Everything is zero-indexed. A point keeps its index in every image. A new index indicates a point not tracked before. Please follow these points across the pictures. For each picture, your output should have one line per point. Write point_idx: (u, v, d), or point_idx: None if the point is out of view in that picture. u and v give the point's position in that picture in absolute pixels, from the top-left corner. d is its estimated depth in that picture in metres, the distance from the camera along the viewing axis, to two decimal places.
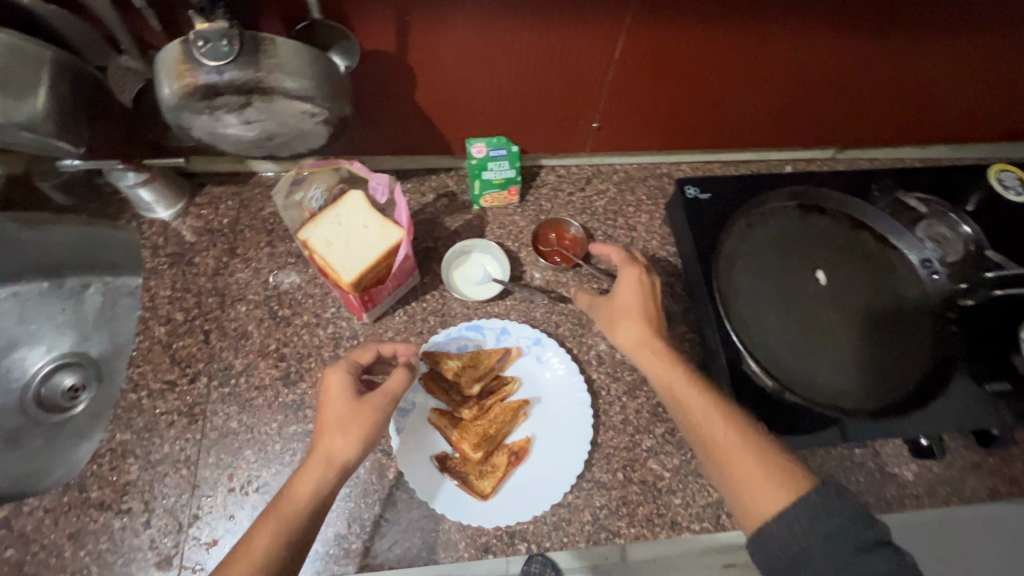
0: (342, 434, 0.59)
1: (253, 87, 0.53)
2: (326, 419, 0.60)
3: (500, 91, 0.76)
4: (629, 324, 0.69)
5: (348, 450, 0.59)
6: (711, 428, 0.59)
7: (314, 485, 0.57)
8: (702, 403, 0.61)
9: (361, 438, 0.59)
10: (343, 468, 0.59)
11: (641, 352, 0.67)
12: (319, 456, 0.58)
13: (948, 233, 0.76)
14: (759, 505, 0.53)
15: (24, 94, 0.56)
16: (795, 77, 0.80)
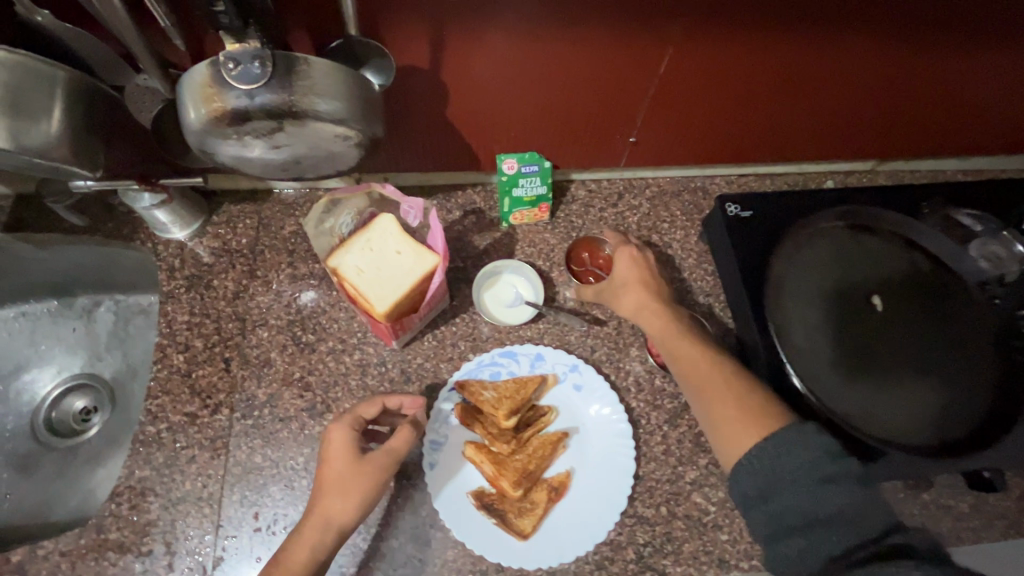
0: (341, 498, 0.59)
1: (285, 110, 0.49)
2: (327, 478, 0.60)
3: (535, 106, 0.72)
4: (627, 285, 0.73)
5: (348, 515, 0.59)
6: (694, 368, 0.62)
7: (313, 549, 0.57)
8: (692, 350, 0.64)
9: (360, 501, 0.59)
10: (342, 531, 0.59)
11: (638, 312, 0.71)
12: (318, 516, 0.59)
13: (1002, 253, 0.73)
14: (736, 435, 0.56)
15: (37, 118, 0.52)
16: (844, 89, 0.76)
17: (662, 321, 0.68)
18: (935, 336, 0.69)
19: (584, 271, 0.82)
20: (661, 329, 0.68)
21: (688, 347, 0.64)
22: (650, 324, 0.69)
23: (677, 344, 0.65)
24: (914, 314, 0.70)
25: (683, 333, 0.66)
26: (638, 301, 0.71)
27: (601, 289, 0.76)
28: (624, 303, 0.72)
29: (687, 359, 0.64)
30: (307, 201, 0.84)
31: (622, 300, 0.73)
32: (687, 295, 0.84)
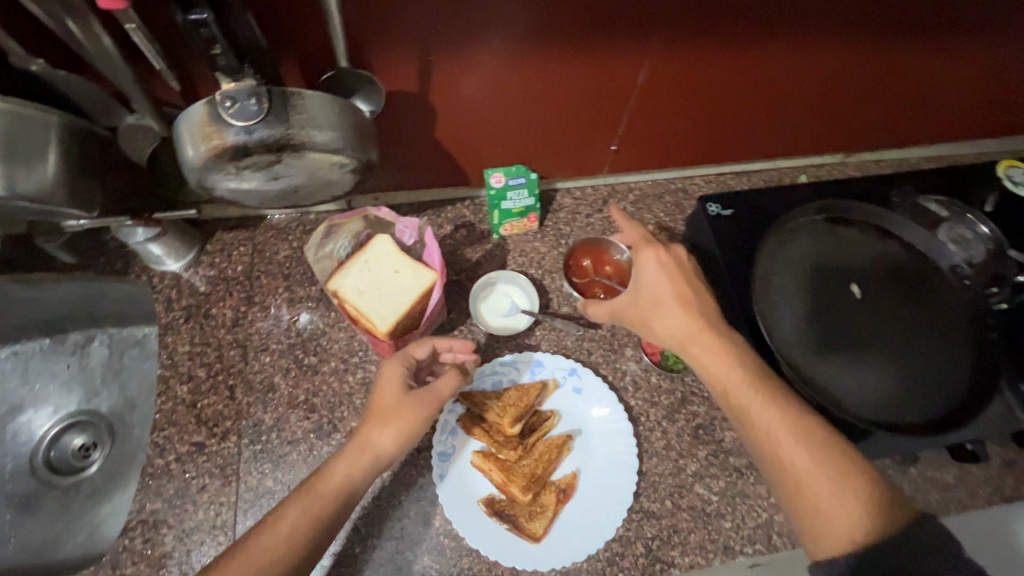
0: (385, 428, 0.59)
1: (283, 144, 0.50)
2: (377, 409, 0.60)
3: (520, 121, 0.74)
4: (668, 321, 0.65)
5: (390, 445, 0.59)
6: (776, 445, 0.55)
7: (351, 473, 0.57)
8: (774, 416, 0.56)
9: (403, 435, 0.60)
10: (377, 460, 0.59)
11: (695, 357, 0.63)
12: (360, 444, 0.59)
13: (968, 235, 0.76)
14: (829, 536, 0.51)
15: (34, 164, 0.53)
16: (811, 88, 0.80)
17: (726, 369, 0.60)
18: (912, 319, 0.72)
19: (590, 282, 0.83)
20: (730, 380, 0.60)
21: (770, 412, 0.56)
22: (710, 369, 0.61)
23: (758, 414, 0.57)
24: (892, 299, 0.73)
25: (758, 394, 0.58)
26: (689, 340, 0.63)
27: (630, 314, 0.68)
28: (667, 336, 0.65)
29: (769, 429, 0.56)
30: (300, 225, 0.85)
31: (668, 337, 0.65)
32: None
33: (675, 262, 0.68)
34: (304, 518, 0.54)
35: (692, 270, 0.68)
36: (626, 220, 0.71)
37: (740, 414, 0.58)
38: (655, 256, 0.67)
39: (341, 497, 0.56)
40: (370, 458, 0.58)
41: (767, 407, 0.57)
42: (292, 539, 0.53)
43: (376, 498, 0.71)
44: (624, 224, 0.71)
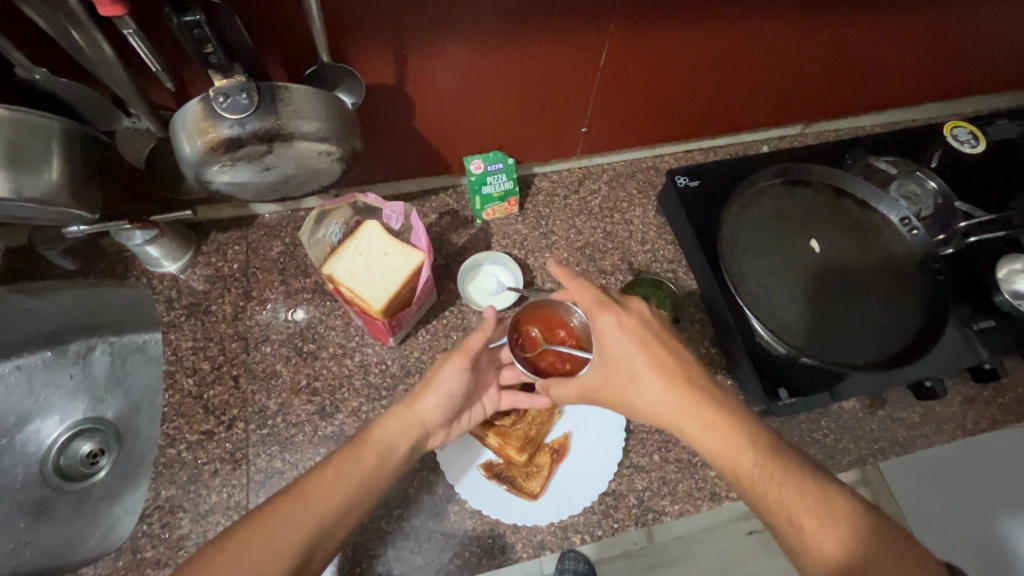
0: (428, 392, 0.65)
1: (274, 134, 0.55)
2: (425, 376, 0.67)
3: (494, 108, 0.79)
4: (645, 395, 0.63)
5: (432, 409, 0.66)
6: (799, 523, 0.54)
7: (393, 430, 0.63)
8: (790, 496, 0.55)
9: (446, 400, 0.66)
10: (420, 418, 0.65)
11: (691, 435, 0.61)
12: (406, 408, 0.65)
13: (918, 190, 0.83)
14: None
15: (38, 169, 0.56)
16: (763, 63, 0.86)
17: (723, 443, 0.59)
18: (868, 268, 0.78)
19: (541, 353, 0.70)
20: (732, 454, 0.59)
21: (785, 485, 0.56)
22: (710, 447, 0.60)
23: (772, 493, 0.56)
24: (849, 252, 0.79)
25: (766, 472, 0.57)
26: (678, 414, 0.62)
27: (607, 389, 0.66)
28: (652, 412, 0.64)
29: (785, 510, 0.55)
30: (291, 222, 0.89)
31: (655, 412, 0.64)
32: (651, 264, 0.92)
33: (641, 321, 0.66)
34: (349, 467, 0.60)
35: (657, 322, 0.67)
36: (572, 279, 0.67)
37: (756, 496, 0.56)
38: (618, 318, 0.65)
39: (384, 453, 0.62)
40: (413, 419, 0.65)
41: (778, 480, 0.56)
42: (337, 483, 0.58)
43: None
44: (573, 286, 0.68)
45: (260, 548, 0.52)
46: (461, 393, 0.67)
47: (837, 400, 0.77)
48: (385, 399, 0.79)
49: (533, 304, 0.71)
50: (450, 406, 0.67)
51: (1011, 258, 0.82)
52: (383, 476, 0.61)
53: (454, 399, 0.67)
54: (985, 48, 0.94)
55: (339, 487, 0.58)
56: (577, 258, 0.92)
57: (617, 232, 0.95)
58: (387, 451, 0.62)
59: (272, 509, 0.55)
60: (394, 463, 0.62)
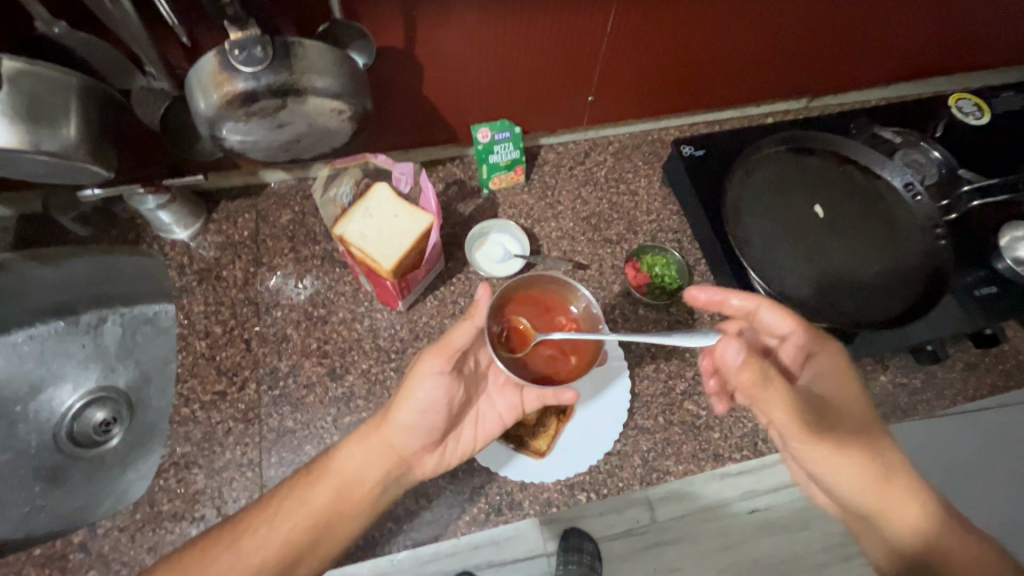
0: (402, 405, 0.66)
1: (288, 88, 0.56)
2: (397, 392, 0.67)
3: (502, 74, 0.79)
4: (850, 409, 0.61)
5: (401, 433, 0.67)
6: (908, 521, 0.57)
7: (350, 459, 0.67)
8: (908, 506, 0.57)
9: (415, 413, 0.66)
10: (381, 442, 0.67)
11: (890, 447, 0.59)
12: (366, 438, 0.67)
13: (922, 159, 0.84)
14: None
15: (58, 123, 0.57)
16: (771, 33, 0.86)
17: (852, 464, 0.57)
18: (872, 234, 0.79)
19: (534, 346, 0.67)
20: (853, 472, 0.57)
21: (893, 496, 0.57)
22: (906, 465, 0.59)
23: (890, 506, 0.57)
24: (853, 217, 0.80)
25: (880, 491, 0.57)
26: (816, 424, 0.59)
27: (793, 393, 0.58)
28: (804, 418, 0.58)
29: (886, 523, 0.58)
30: (301, 191, 0.90)
31: (856, 421, 0.60)
32: (657, 234, 0.93)
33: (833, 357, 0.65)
34: (295, 506, 0.65)
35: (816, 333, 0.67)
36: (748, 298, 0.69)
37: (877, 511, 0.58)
38: (823, 342, 0.66)
39: (340, 485, 0.66)
40: (378, 447, 0.67)
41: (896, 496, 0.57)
42: (278, 521, 0.64)
43: None
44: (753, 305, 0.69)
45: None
46: (433, 409, 0.67)
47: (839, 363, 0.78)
48: (394, 362, 0.80)
49: (521, 289, 0.69)
50: (417, 428, 0.67)
51: (1014, 226, 0.83)
52: (341, 509, 0.65)
53: (420, 425, 0.67)
54: (993, 20, 0.94)
55: (282, 527, 0.63)
56: (583, 227, 0.93)
57: (623, 203, 0.96)
58: (345, 483, 0.66)
59: (202, 549, 0.61)
60: (351, 491, 0.65)
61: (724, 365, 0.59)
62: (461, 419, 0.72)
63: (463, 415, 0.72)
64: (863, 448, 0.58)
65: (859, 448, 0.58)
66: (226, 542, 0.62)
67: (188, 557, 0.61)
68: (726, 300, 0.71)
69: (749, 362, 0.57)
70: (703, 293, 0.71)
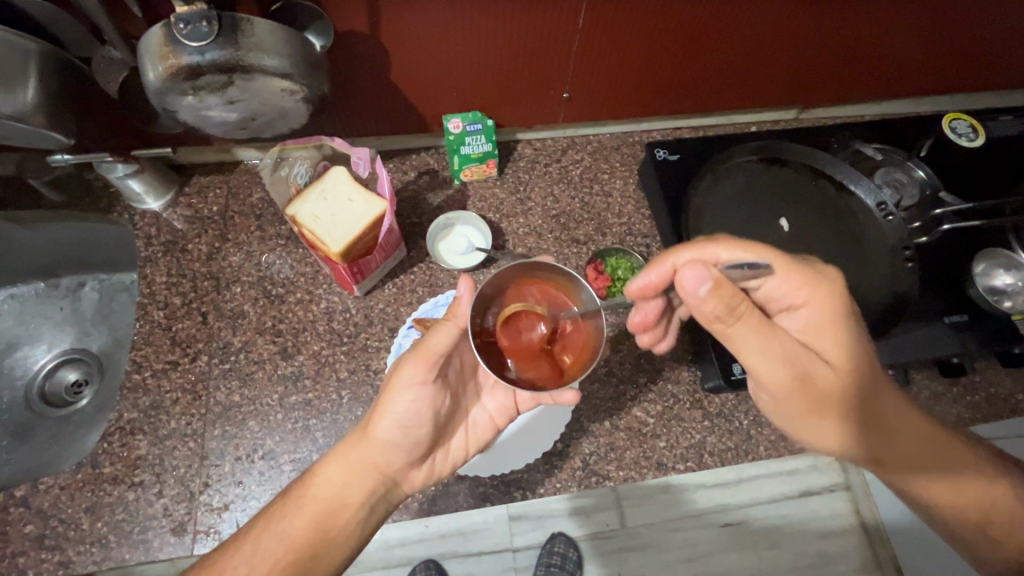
0: (379, 417, 0.60)
1: (233, 65, 0.56)
2: (374, 404, 0.61)
3: (471, 66, 0.79)
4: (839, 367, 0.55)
5: (385, 447, 0.61)
6: (914, 463, 0.55)
7: (331, 479, 0.61)
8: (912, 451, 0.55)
9: (396, 426, 0.61)
10: (365, 458, 0.61)
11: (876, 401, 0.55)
12: (345, 458, 0.61)
13: (905, 179, 0.81)
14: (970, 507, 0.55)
15: (14, 87, 0.59)
16: (757, 41, 0.84)
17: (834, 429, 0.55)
18: (836, 252, 0.76)
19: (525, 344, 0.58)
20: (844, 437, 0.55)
21: (894, 442, 0.55)
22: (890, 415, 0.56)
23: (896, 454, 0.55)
24: (820, 234, 0.78)
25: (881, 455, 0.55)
26: (802, 390, 0.54)
27: (777, 350, 0.53)
28: (790, 382, 0.54)
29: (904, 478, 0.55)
30: None
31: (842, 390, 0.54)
32: (626, 237, 0.92)
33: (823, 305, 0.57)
34: (271, 539, 0.59)
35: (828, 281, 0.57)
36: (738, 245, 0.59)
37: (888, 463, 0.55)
38: (811, 287, 0.57)
39: (320, 510, 0.60)
40: (359, 469, 0.61)
41: (906, 454, 0.55)
42: (255, 560, 0.57)
43: (333, 414, 0.77)
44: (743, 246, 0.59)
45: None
46: (415, 426, 0.61)
47: None
48: (346, 346, 0.81)
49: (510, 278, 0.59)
50: (402, 444, 0.62)
51: (990, 254, 0.80)
52: (327, 537, 0.59)
53: (405, 440, 0.61)
54: (995, 41, 0.91)
55: (261, 562, 0.57)
56: (552, 225, 0.92)
57: (596, 203, 0.95)
58: (325, 507, 0.60)
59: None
60: (336, 512, 0.60)
61: (687, 297, 0.54)
62: (452, 427, 0.68)
63: (450, 426, 0.67)
64: (851, 418, 0.54)
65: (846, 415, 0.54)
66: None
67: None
68: (675, 267, 0.60)
69: (717, 291, 0.53)
70: (653, 275, 0.61)
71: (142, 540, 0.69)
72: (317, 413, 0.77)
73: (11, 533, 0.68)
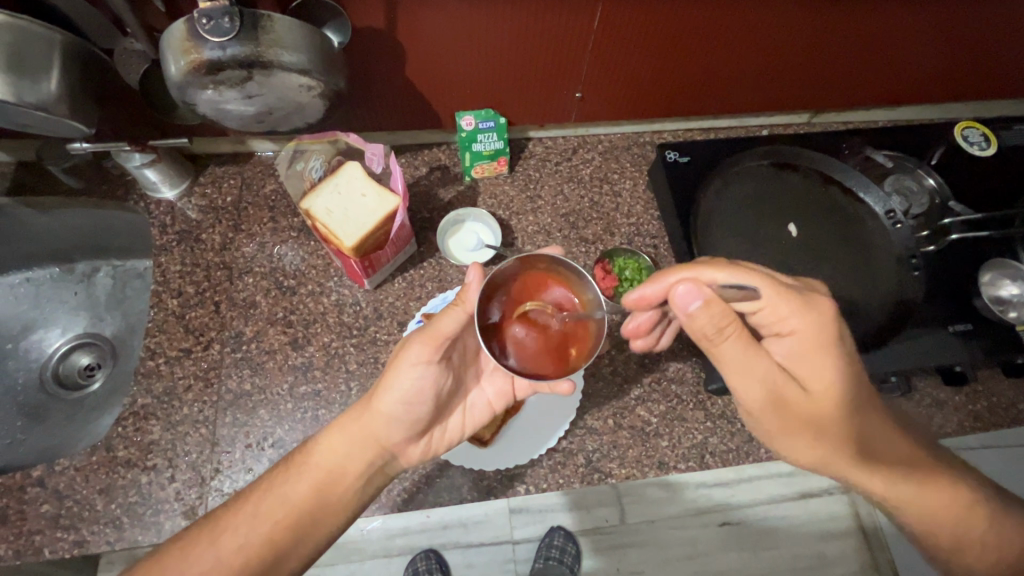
0: (382, 394, 0.63)
1: (253, 61, 0.57)
2: (378, 380, 0.63)
3: (487, 64, 0.79)
4: (818, 389, 0.56)
5: (384, 422, 0.64)
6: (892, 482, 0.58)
7: (333, 448, 0.63)
8: (888, 473, 0.58)
9: (397, 404, 0.63)
10: (366, 432, 0.63)
11: (861, 424, 0.57)
12: (347, 430, 0.64)
13: (913, 186, 0.82)
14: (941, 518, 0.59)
15: (38, 78, 0.60)
16: (771, 44, 0.84)
17: (811, 446, 0.57)
18: (845, 257, 0.77)
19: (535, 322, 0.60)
20: (818, 454, 0.57)
21: (873, 459, 0.58)
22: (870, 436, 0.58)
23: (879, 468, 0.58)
24: (829, 241, 0.78)
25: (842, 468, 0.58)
26: (774, 409, 0.57)
27: (756, 372, 0.56)
28: (764, 401, 0.57)
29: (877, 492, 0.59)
30: None
31: (818, 414, 0.56)
32: (634, 237, 0.93)
33: (817, 332, 0.56)
34: (273, 502, 0.61)
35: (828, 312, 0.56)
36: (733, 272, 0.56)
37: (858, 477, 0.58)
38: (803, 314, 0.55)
39: (323, 478, 0.63)
40: (360, 440, 0.64)
41: (879, 472, 0.58)
42: (256, 520, 0.60)
43: (342, 405, 0.78)
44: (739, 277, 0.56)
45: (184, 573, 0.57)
46: (415, 403, 0.64)
47: None
48: (356, 338, 0.82)
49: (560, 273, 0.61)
50: (401, 419, 0.64)
51: (996, 263, 0.81)
52: (325, 504, 0.62)
53: (404, 414, 0.64)
54: (1012, 49, 0.90)
55: (260, 524, 0.60)
56: (561, 224, 0.93)
57: (605, 202, 0.95)
58: (327, 475, 0.63)
59: (184, 548, 0.59)
60: (335, 481, 0.63)
61: (679, 314, 0.56)
62: (452, 408, 0.70)
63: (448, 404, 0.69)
64: (826, 441, 0.57)
65: (819, 434, 0.57)
66: (202, 541, 0.59)
67: (184, 543, 0.59)
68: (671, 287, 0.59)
69: (708, 308, 0.54)
70: (651, 287, 0.60)
71: (154, 522, 0.71)
72: (326, 404, 0.78)
73: (28, 512, 0.70)
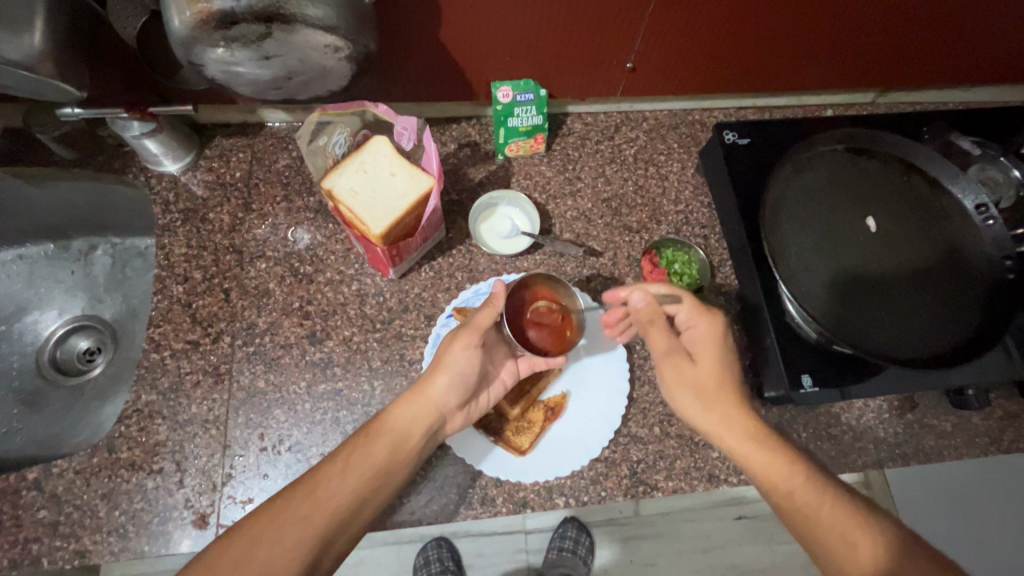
0: (442, 371, 0.63)
1: (273, 13, 0.48)
2: (438, 358, 0.64)
3: (532, 30, 0.69)
4: (700, 370, 0.63)
5: (446, 393, 0.62)
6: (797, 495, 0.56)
7: (406, 416, 0.61)
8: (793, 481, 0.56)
9: (457, 381, 0.63)
10: (435, 402, 0.62)
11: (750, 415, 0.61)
12: (417, 399, 0.62)
13: (999, 177, 0.74)
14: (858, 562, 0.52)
15: (17, 31, 0.51)
16: (855, 16, 0.73)
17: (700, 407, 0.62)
18: (927, 257, 0.69)
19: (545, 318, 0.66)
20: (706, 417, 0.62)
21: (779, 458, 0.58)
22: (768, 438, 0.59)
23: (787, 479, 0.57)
24: (911, 237, 0.70)
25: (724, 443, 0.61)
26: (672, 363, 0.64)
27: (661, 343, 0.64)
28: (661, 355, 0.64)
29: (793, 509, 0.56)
30: None
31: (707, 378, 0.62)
32: (682, 227, 0.85)
33: (708, 330, 0.64)
34: (359, 463, 0.57)
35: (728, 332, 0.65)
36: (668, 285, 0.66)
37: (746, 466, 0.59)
38: (701, 314, 0.65)
39: (396, 442, 0.59)
40: (426, 405, 0.62)
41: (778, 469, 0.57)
42: (347, 479, 0.56)
43: (366, 407, 0.71)
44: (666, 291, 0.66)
45: (262, 554, 0.49)
46: (474, 371, 0.64)
47: (873, 395, 0.70)
48: (379, 332, 0.75)
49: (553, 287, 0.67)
50: (463, 387, 0.64)
51: None
52: (397, 469, 0.59)
53: (469, 380, 0.64)
54: None
55: (347, 483, 0.55)
56: (602, 210, 0.85)
57: (650, 186, 0.87)
58: (401, 439, 0.60)
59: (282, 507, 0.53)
60: (406, 450, 0.59)
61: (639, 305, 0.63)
62: (483, 396, 0.67)
63: (490, 376, 0.68)
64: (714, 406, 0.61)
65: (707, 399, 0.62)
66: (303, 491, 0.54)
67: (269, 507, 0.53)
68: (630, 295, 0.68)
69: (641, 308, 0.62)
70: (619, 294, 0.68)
71: (162, 531, 0.65)
72: (347, 404, 0.71)
73: (24, 518, 0.64)
